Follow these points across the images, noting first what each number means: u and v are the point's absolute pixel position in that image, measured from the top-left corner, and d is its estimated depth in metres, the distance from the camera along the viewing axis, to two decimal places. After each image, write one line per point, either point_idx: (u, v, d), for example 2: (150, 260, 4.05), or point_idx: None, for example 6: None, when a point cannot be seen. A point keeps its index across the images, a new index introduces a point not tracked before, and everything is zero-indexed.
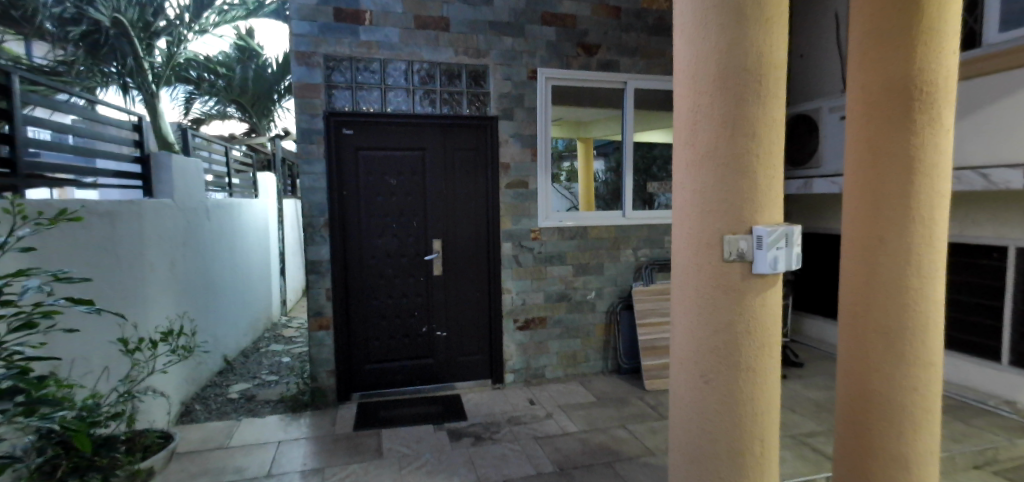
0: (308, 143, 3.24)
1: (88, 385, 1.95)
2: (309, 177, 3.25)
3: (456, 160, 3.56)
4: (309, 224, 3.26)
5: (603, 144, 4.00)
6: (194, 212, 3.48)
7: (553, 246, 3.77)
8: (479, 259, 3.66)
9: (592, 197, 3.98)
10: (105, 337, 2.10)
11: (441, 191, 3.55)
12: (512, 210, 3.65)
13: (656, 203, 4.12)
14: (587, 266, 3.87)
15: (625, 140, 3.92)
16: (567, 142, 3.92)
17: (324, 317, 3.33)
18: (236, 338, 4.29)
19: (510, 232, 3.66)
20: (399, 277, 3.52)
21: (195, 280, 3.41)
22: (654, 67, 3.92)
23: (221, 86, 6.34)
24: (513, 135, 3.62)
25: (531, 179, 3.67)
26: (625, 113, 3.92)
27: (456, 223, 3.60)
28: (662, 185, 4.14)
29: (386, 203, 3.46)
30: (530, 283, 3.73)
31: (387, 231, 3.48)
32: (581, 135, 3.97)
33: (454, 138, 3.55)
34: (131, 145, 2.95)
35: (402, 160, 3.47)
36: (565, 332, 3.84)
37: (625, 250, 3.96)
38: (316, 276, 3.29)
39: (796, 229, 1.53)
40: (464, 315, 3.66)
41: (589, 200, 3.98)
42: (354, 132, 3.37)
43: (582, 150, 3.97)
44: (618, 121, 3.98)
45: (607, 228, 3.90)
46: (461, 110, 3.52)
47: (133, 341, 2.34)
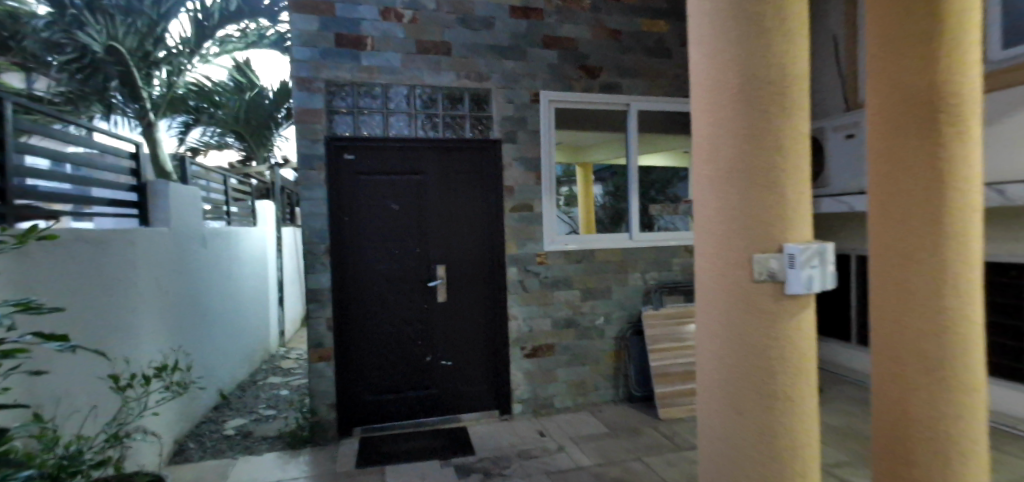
0: (309, 169, 3.18)
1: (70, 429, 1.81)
2: (310, 203, 3.18)
3: (459, 183, 3.50)
4: (309, 252, 3.17)
5: (602, 168, 3.94)
6: (190, 239, 3.38)
7: (559, 270, 3.68)
8: (484, 284, 3.56)
9: (597, 220, 3.91)
10: (92, 374, 1.97)
11: (444, 215, 3.47)
12: (516, 234, 3.57)
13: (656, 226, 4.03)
14: (595, 290, 3.77)
15: (629, 161, 3.90)
16: (565, 167, 3.82)
17: (324, 348, 3.20)
18: (232, 370, 4.13)
19: (515, 256, 3.57)
20: (402, 304, 3.41)
21: (190, 311, 3.29)
22: (656, 89, 3.92)
23: (222, 116, 6.25)
24: (517, 159, 3.57)
25: (536, 202, 3.61)
26: (628, 135, 3.90)
27: (460, 247, 3.51)
28: (666, 208, 4.09)
29: (388, 228, 3.38)
30: (536, 309, 3.63)
31: (389, 257, 3.38)
32: (579, 159, 3.88)
33: (457, 161, 3.49)
34: (128, 173, 2.88)
35: (404, 184, 3.41)
36: (574, 359, 3.72)
37: (633, 273, 3.87)
38: (315, 305, 3.19)
39: (828, 246, 1.45)
40: (469, 342, 3.53)
41: (593, 224, 3.89)
42: (355, 155, 3.31)
43: (581, 175, 3.88)
44: (621, 143, 3.95)
45: (614, 251, 3.82)
46: (463, 133, 3.49)
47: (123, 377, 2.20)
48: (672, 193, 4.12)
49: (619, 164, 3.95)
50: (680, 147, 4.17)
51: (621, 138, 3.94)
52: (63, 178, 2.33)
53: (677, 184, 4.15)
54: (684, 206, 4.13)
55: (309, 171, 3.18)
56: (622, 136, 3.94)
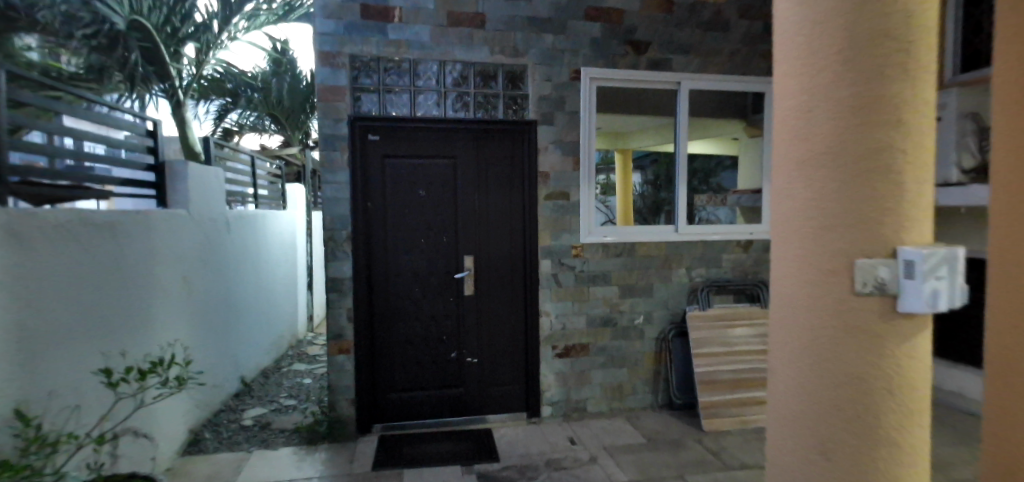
0: (331, 151, 3.00)
1: (55, 424, 1.72)
2: (333, 187, 3.00)
3: (490, 169, 3.24)
4: (331, 239, 3.01)
5: (642, 155, 3.58)
6: (212, 223, 3.29)
7: (596, 264, 3.39)
8: (514, 278, 3.32)
9: (640, 210, 3.56)
10: (82, 367, 1.87)
11: (474, 202, 3.23)
12: (550, 225, 3.30)
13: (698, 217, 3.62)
14: (635, 287, 3.46)
15: (678, 146, 3.52)
16: (605, 154, 3.49)
17: (345, 341, 3.05)
18: (257, 356, 4.07)
19: (549, 249, 3.31)
20: (427, 297, 3.21)
21: (212, 297, 3.21)
22: (711, 65, 3.51)
23: (258, 98, 6.24)
24: (553, 142, 3.28)
25: (573, 190, 3.32)
26: (678, 117, 3.52)
27: (490, 238, 3.27)
28: (714, 198, 3.68)
29: (413, 215, 3.17)
30: (570, 305, 3.36)
31: (415, 246, 3.18)
32: (619, 146, 3.54)
33: (488, 145, 3.24)
34: (143, 151, 2.81)
35: (432, 168, 3.18)
36: (609, 360, 3.43)
37: (678, 269, 3.52)
38: (336, 294, 3.03)
39: (959, 252, 1.11)
40: (497, 340, 3.31)
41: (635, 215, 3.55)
42: (381, 137, 3.11)
43: (620, 161, 3.54)
44: (669, 126, 3.57)
45: (658, 245, 3.48)
46: (495, 114, 3.21)
47: (118, 371, 2.10)
48: (723, 182, 3.72)
49: (663, 152, 3.58)
50: (730, 134, 3.74)
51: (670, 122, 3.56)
52: (74, 156, 2.28)
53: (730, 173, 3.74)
54: (735, 197, 3.74)
55: (332, 153, 3.00)
56: (671, 118, 3.56)
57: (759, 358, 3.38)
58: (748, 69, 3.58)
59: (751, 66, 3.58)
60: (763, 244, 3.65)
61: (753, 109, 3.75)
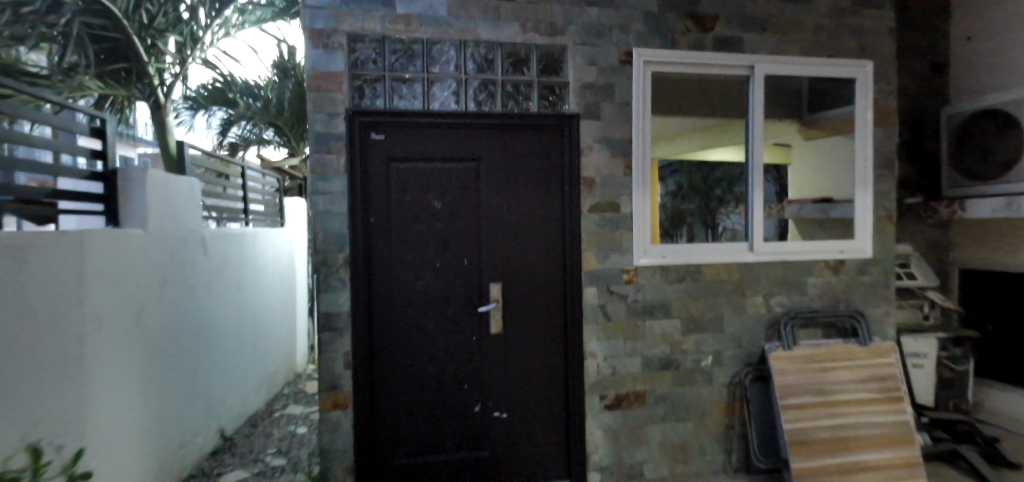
0: (321, 152, 2.39)
1: None
2: (326, 197, 2.40)
3: (522, 174, 2.61)
4: (324, 264, 2.40)
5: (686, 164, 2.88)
6: (181, 245, 2.71)
7: (653, 292, 2.73)
8: (552, 310, 2.66)
9: (698, 221, 2.86)
10: None
11: (501, 216, 2.59)
12: (597, 243, 2.66)
13: (773, 233, 2.92)
14: (700, 321, 2.79)
15: (751, 145, 2.86)
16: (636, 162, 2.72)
17: (341, 392, 2.43)
18: (241, 400, 3.46)
19: (595, 273, 2.66)
20: (444, 334, 2.56)
21: (177, 334, 2.62)
22: (790, 45, 2.86)
23: (258, 107, 5.62)
24: (600, 140, 2.64)
25: (624, 199, 2.69)
26: (750, 110, 2.86)
27: (522, 260, 2.62)
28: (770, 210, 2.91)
29: (427, 233, 2.54)
30: (622, 344, 2.70)
31: (428, 271, 2.54)
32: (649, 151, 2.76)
33: (519, 145, 2.60)
34: (91, 156, 2.21)
35: (450, 174, 2.55)
36: (670, 412, 2.76)
37: (753, 298, 2.84)
38: (330, 333, 2.41)
39: None
40: (530, 388, 2.65)
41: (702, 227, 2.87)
42: (387, 135, 2.50)
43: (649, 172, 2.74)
44: (739, 122, 2.91)
45: (729, 267, 2.81)
46: (528, 107, 2.59)
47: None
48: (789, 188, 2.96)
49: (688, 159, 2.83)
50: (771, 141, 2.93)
51: (741, 116, 2.90)
52: (17, 164, 1.75)
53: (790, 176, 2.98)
54: (796, 208, 2.97)
55: (327, 155, 2.40)
56: (743, 111, 2.89)
57: (862, 410, 2.67)
58: (835, 50, 2.91)
59: (838, 47, 2.91)
60: (856, 265, 2.95)
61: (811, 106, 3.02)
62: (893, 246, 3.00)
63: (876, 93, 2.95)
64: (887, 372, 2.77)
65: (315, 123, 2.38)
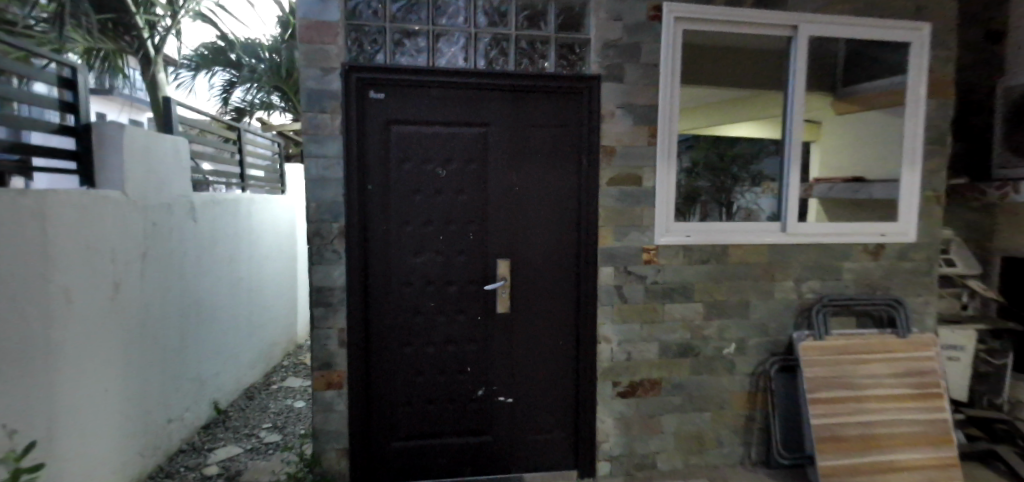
0: (315, 112, 2.18)
1: None
2: (320, 162, 2.20)
3: (534, 142, 2.37)
4: (317, 234, 2.22)
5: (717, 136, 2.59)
6: (165, 211, 2.54)
7: (675, 274, 2.51)
8: (563, 290, 2.46)
9: (715, 199, 2.61)
10: None
11: (511, 187, 2.37)
12: (615, 219, 2.44)
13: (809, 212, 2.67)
14: (724, 306, 2.57)
15: (788, 116, 2.59)
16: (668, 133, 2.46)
17: (334, 372, 2.27)
18: (235, 374, 3.34)
19: (612, 252, 2.45)
20: (446, 314, 2.38)
21: (159, 308, 2.47)
22: (838, 3, 2.55)
23: (263, 69, 5.30)
24: (622, 105, 2.39)
25: (646, 171, 2.45)
26: (789, 76, 2.58)
27: (532, 237, 2.41)
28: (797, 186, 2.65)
29: (429, 204, 2.33)
30: (639, 329, 2.50)
31: (430, 246, 2.34)
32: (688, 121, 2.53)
33: (532, 109, 2.36)
34: (63, 110, 2.05)
35: (455, 140, 2.32)
36: (687, 402, 2.58)
37: (782, 283, 2.62)
38: (323, 310, 2.24)
39: None
40: (538, 373, 2.47)
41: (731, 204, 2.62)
42: (387, 95, 2.27)
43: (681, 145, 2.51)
44: (778, 89, 2.63)
45: (758, 249, 2.58)
46: (543, 67, 2.34)
47: None
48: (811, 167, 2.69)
49: (712, 134, 2.57)
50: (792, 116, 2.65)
51: (781, 83, 2.62)
52: None
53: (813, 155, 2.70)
54: (825, 187, 2.71)
55: (321, 115, 2.18)
56: (783, 77, 2.61)
57: (897, 406, 2.47)
58: (889, 10, 2.60)
59: (892, 6, 2.60)
60: (897, 250, 2.70)
61: (858, 74, 2.71)
62: (940, 231, 2.74)
63: (932, 59, 2.65)
64: (926, 366, 2.55)
65: (308, 79, 2.16)
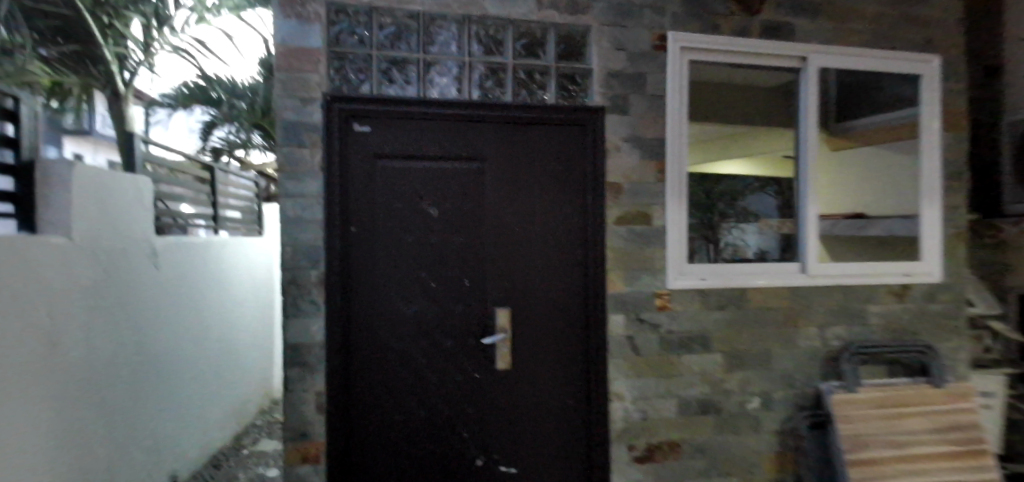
0: (291, 146, 1.95)
1: None
2: (297, 202, 1.96)
3: (536, 178, 2.17)
4: (292, 282, 1.95)
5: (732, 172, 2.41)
6: (122, 259, 2.26)
7: (691, 321, 2.28)
8: (570, 341, 2.20)
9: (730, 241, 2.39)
10: None
11: (511, 228, 2.15)
12: (624, 261, 2.23)
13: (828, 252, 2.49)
14: (746, 355, 2.33)
15: (802, 150, 2.45)
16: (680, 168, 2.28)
17: (310, 443, 1.96)
18: (200, 439, 2.97)
19: (622, 297, 2.22)
20: (439, 371, 2.09)
21: (111, 368, 2.16)
22: (846, 34, 2.46)
23: (243, 108, 5.09)
24: (628, 138, 2.22)
25: (657, 209, 2.26)
26: (800, 108, 2.46)
27: (535, 282, 2.17)
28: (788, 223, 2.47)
29: (420, 247, 2.09)
30: (654, 384, 2.25)
31: (422, 294, 2.09)
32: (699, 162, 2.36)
33: (533, 143, 2.17)
34: (8, 143, 1.70)
35: (449, 177, 2.11)
36: (710, 465, 2.30)
37: (807, 328, 2.40)
38: (298, 371, 1.95)
39: None
40: (544, 437, 2.18)
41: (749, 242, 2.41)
42: (374, 128, 2.06)
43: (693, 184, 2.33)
44: (792, 122, 2.49)
45: (780, 292, 2.36)
46: (543, 97, 2.17)
47: None
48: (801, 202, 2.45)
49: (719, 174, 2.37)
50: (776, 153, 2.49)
51: (793, 115, 2.49)
52: None
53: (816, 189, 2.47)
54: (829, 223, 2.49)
55: (299, 149, 1.96)
56: (795, 110, 2.49)
57: (942, 466, 2.23)
58: (897, 41, 2.52)
59: (900, 38, 2.52)
60: (924, 290, 2.52)
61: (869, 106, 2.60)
62: (965, 269, 2.58)
63: (942, 92, 2.56)
64: (968, 419, 2.32)
65: (286, 110, 1.95)
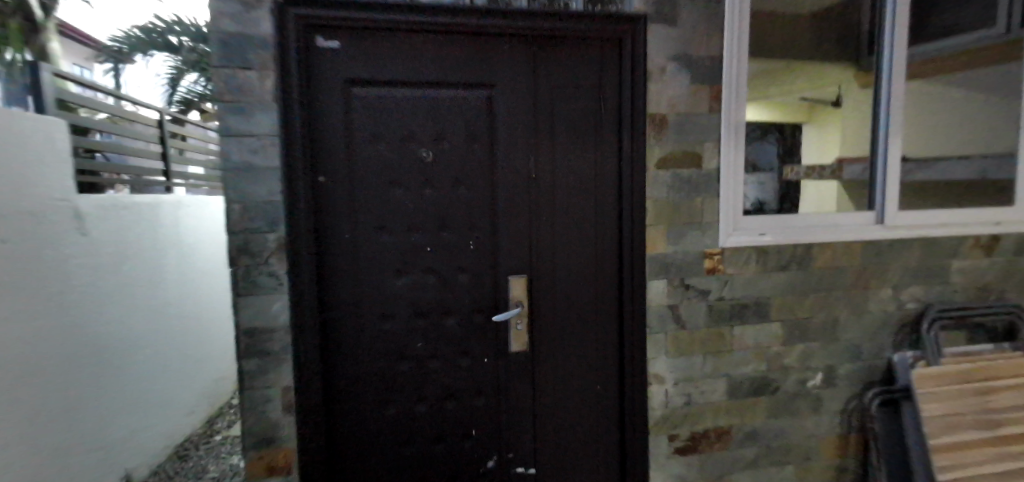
0: (232, 69, 1.46)
1: None
2: (246, 145, 1.49)
3: (557, 111, 1.69)
4: (243, 251, 1.51)
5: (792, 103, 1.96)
6: (35, 227, 1.80)
7: (745, 287, 1.87)
8: (600, 316, 1.79)
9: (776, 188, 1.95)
10: None
11: (527, 176, 1.69)
12: (666, 215, 1.78)
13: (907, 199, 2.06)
14: (808, 325, 1.95)
15: (887, 74, 1.97)
16: (737, 95, 1.80)
17: (278, 450, 1.57)
18: (161, 430, 2.59)
19: (663, 261, 1.80)
20: (440, 357, 1.69)
21: (27, 362, 1.73)
22: None
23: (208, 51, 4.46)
24: (675, 56, 1.72)
25: (708, 148, 1.79)
26: (888, 20, 1.96)
27: (557, 244, 1.74)
28: (818, 170, 1.99)
29: (411, 204, 1.63)
30: (700, 364, 1.86)
31: (416, 262, 1.66)
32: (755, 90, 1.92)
33: (553, 65, 1.67)
34: None
35: (445, 112, 1.62)
36: (761, 455, 1.96)
37: (879, 292, 2.00)
38: (259, 362, 1.54)
39: None
40: (570, 431, 1.81)
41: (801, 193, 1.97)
42: (345, 43, 1.54)
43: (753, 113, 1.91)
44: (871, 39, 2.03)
45: (850, 250, 1.95)
46: (566, 4, 1.65)
47: None
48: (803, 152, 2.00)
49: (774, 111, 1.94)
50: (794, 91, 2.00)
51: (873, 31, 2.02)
52: None
53: (829, 132, 2.03)
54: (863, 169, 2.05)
55: (246, 73, 1.47)
56: (877, 23, 2.00)
57: None
58: None
59: None
60: (1015, 242, 2.12)
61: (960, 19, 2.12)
62: None
63: None
64: None
65: (231, 25, 1.44)
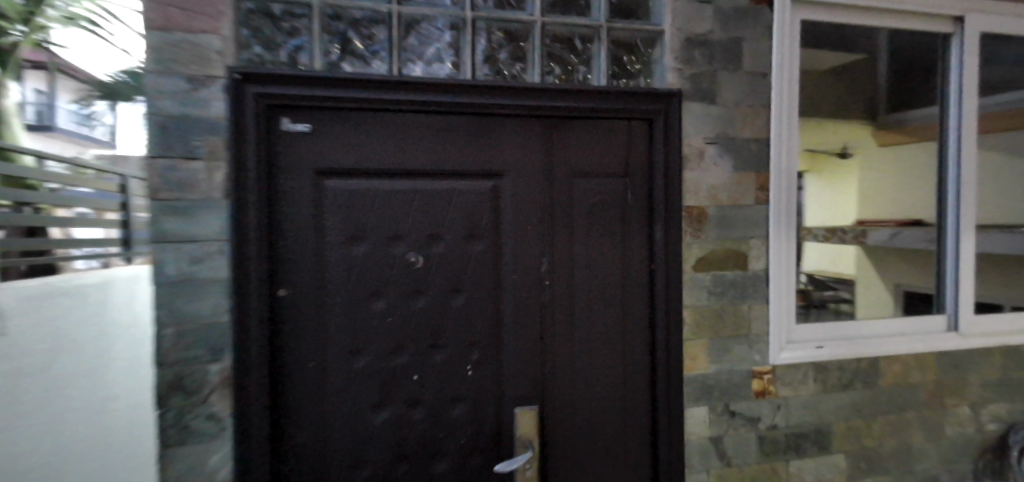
0: (171, 159, 1.14)
1: None
2: (184, 253, 1.16)
3: (575, 203, 1.39)
4: (176, 388, 1.17)
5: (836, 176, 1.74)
6: None
7: (801, 411, 1.55)
8: (627, 451, 1.46)
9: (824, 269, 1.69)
10: None
11: (539, 283, 1.37)
12: (708, 328, 1.47)
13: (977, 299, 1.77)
14: (878, 456, 1.61)
15: (953, 162, 1.73)
16: (790, 186, 1.54)
17: None
18: None
19: (705, 383, 1.48)
20: None
21: None
22: None
23: None
24: (719, 140, 1.44)
25: (756, 246, 1.50)
26: (952, 99, 1.74)
27: (575, 366, 1.41)
28: (839, 233, 1.73)
29: (397, 321, 1.30)
30: None
31: (399, 393, 1.31)
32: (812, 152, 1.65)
33: (570, 149, 1.38)
34: None
35: (441, 210, 1.32)
36: None
37: (958, 411, 1.67)
38: None
39: None
40: None
41: (830, 260, 1.70)
42: (318, 126, 1.25)
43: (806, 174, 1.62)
44: (934, 119, 1.79)
45: (922, 363, 1.63)
46: (585, 78, 1.38)
47: None
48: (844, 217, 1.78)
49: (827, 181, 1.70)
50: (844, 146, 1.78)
51: (937, 110, 1.78)
52: None
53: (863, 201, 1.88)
54: (886, 233, 1.81)
55: (190, 164, 1.15)
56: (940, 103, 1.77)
57: None
58: None
59: None
60: None
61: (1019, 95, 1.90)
62: None
63: None
64: None
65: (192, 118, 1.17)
